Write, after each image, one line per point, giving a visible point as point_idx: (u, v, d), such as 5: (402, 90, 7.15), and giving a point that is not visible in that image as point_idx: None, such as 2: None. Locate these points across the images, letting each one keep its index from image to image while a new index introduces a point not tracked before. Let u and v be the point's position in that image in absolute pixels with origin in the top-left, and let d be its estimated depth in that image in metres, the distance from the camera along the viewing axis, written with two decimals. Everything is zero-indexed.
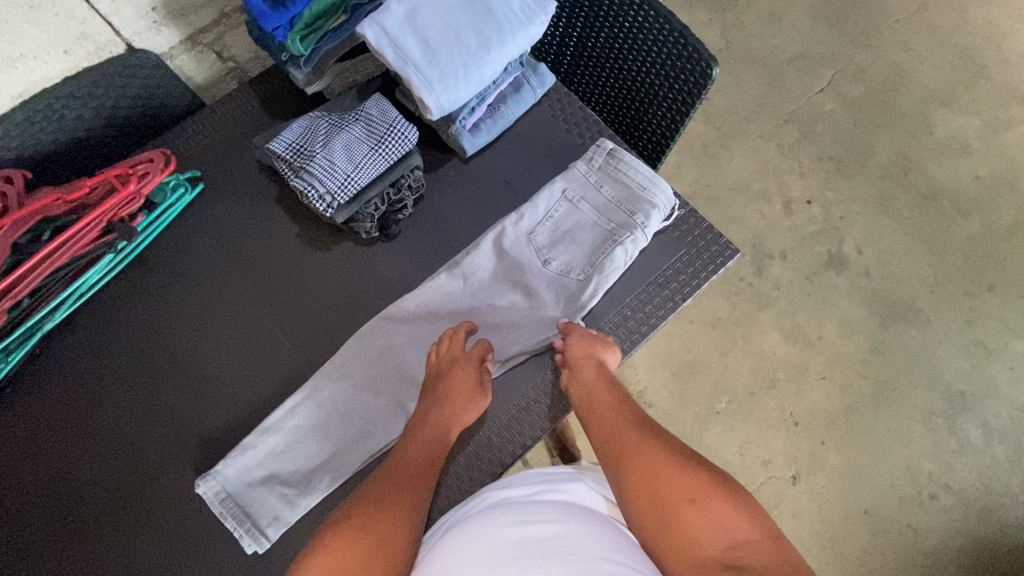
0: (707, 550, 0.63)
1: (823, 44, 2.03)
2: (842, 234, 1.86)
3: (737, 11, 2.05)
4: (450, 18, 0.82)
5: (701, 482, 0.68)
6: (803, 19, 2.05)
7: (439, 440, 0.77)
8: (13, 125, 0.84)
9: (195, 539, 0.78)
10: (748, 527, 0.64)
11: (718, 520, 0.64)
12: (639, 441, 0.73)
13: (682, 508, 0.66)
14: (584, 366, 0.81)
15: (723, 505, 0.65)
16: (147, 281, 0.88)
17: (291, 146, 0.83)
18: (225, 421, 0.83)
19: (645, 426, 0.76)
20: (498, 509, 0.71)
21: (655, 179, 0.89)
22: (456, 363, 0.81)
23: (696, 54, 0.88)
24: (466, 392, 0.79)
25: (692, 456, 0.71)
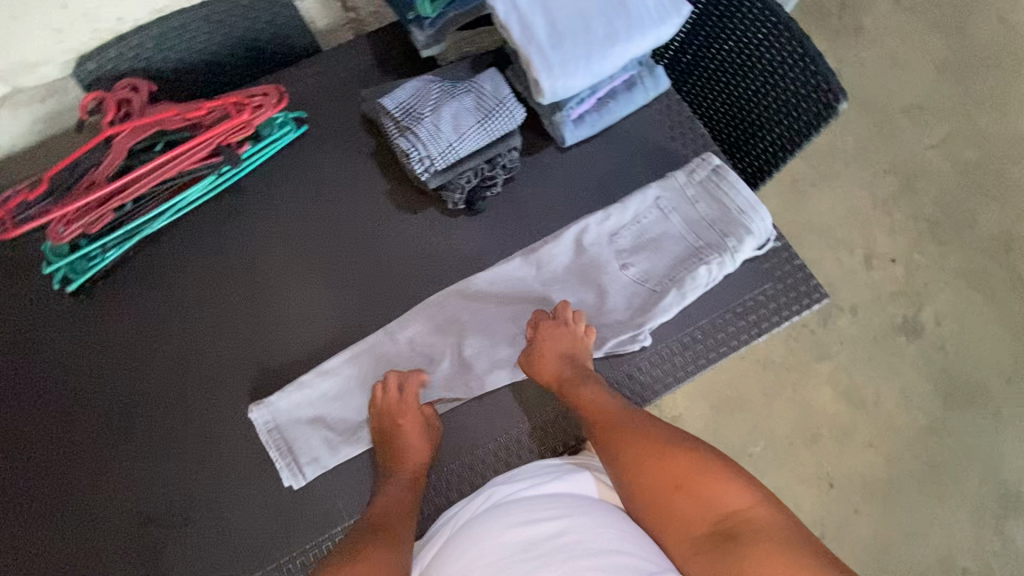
0: (699, 529, 0.69)
1: (944, 97, 1.90)
2: (922, 301, 1.75)
3: (857, 47, 1.94)
4: (582, 4, 0.80)
5: (688, 464, 0.72)
6: (927, 67, 1.92)
7: (410, 483, 0.77)
8: (147, 37, 0.89)
9: (239, 459, 0.80)
10: (733, 500, 0.70)
11: (705, 500, 0.70)
12: (623, 436, 0.75)
13: (671, 496, 0.71)
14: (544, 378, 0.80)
15: (710, 482, 0.71)
16: (237, 209, 0.91)
17: (402, 105, 0.83)
18: (286, 355, 0.85)
19: (626, 413, 0.78)
20: (501, 508, 0.71)
21: (757, 206, 0.85)
22: (393, 413, 0.80)
23: (825, 84, 0.86)
24: (414, 432, 0.78)
25: (675, 437, 0.76)
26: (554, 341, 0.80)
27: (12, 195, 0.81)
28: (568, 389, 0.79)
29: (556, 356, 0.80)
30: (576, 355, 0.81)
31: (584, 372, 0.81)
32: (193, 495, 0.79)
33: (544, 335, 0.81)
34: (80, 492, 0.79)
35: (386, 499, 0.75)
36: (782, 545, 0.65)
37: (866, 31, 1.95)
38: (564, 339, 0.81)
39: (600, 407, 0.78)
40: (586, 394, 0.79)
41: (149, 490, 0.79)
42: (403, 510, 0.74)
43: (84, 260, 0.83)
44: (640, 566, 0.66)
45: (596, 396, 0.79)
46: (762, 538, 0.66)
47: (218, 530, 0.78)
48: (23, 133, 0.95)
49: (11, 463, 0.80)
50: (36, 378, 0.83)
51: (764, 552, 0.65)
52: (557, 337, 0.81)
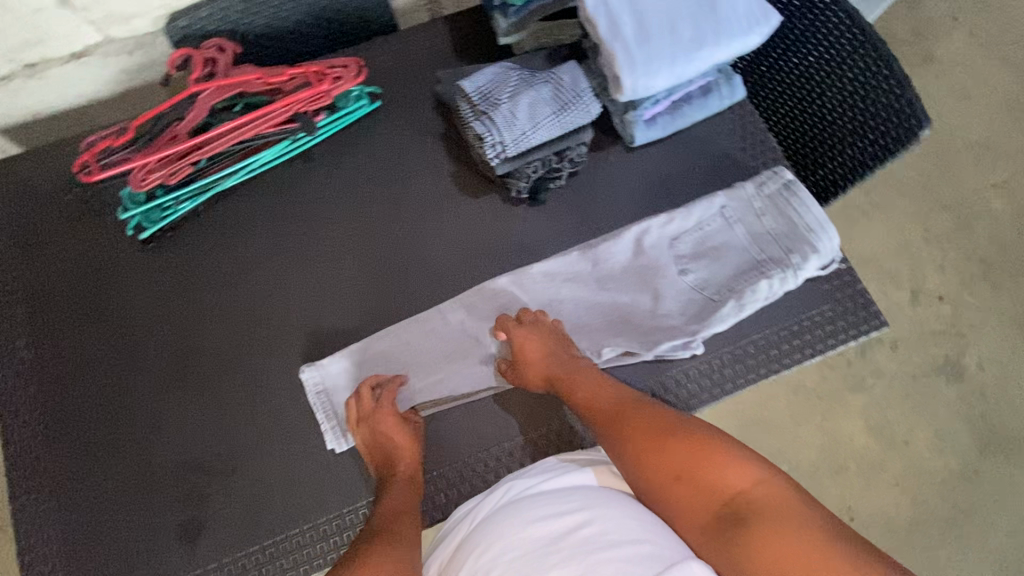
0: (706, 514, 0.66)
1: (1012, 137, 1.84)
2: (967, 343, 1.70)
3: (925, 77, 1.88)
4: (672, 5, 0.80)
5: (687, 449, 0.70)
6: (998, 104, 1.86)
7: (407, 483, 0.77)
8: (238, 3, 0.91)
9: (285, 420, 0.82)
10: (736, 482, 0.66)
11: (707, 485, 0.67)
12: (618, 428, 0.74)
13: (672, 484, 0.68)
14: (535, 381, 0.81)
15: (711, 466, 0.68)
16: (305, 176, 0.93)
17: (480, 89, 0.84)
18: (339, 324, 0.87)
19: (621, 404, 0.76)
20: (516, 504, 0.72)
21: (826, 224, 0.84)
22: (374, 417, 0.79)
23: (909, 110, 0.84)
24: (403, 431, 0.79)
25: (671, 422, 0.73)
26: (532, 345, 0.81)
27: (100, 141, 0.84)
28: (559, 386, 0.80)
29: (536, 357, 0.80)
30: (556, 351, 0.81)
31: (572, 365, 0.81)
32: (238, 447, 0.81)
33: (519, 338, 0.82)
34: (131, 431, 0.81)
35: (388, 502, 0.75)
36: (791, 527, 0.61)
37: (938, 61, 1.89)
38: (543, 337, 0.82)
39: (592, 398, 0.78)
40: (577, 388, 0.79)
41: (197, 437, 0.81)
42: (408, 510, 0.74)
43: (158, 210, 0.86)
44: (665, 555, 0.63)
45: (589, 387, 0.79)
46: (768, 521, 0.62)
47: (258, 485, 0.79)
48: (109, 81, 0.98)
49: (70, 396, 0.83)
50: (101, 317, 0.86)
51: (772, 534, 0.61)
52: (533, 338, 0.82)
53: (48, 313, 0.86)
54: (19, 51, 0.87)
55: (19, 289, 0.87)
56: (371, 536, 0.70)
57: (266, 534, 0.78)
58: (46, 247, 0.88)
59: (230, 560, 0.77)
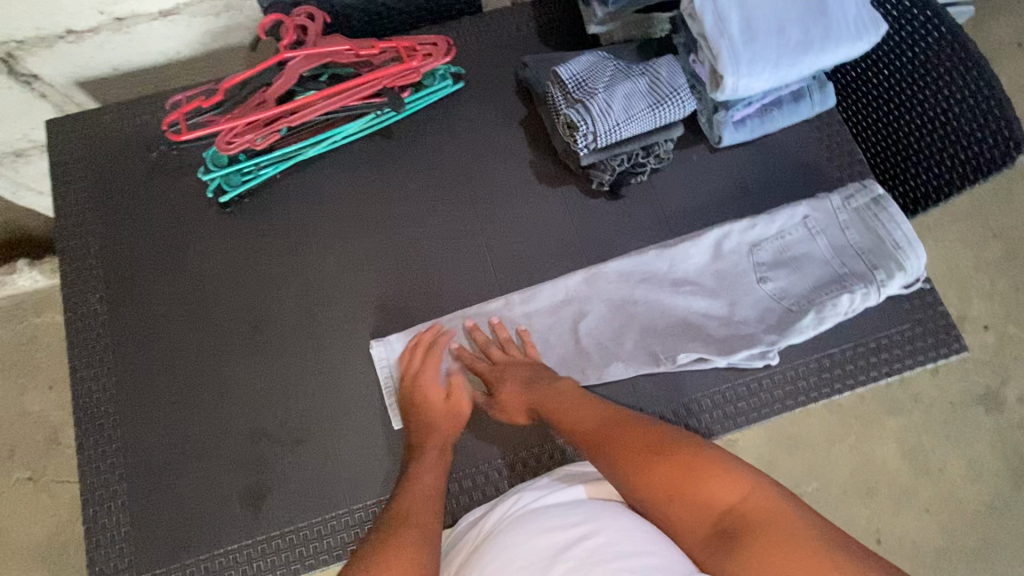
0: (701, 530, 0.64)
1: None
2: (1010, 375, 1.68)
3: None
4: (781, 6, 0.78)
5: (673, 464, 0.68)
6: None
7: (437, 463, 0.76)
8: None
9: (351, 396, 0.81)
10: (725, 494, 0.64)
11: (698, 500, 0.65)
12: (601, 448, 0.72)
13: (665, 499, 0.66)
14: (520, 418, 0.81)
15: (699, 480, 0.66)
16: (384, 153, 0.92)
17: (575, 76, 0.82)
18: (409, 303, 0.86)
19: (605, 423, 0.74)
20: (519, 517, 0.70)
21: (915, 242, 0.81)
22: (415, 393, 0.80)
23: (1005, 132, 0.81)
24: (445, 408, 0.80)
25: (659, 437, 0.71)
26: (503, 383, 0.80)
27: (188, 101, 0.84)
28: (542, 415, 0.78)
29: (512, 396, 0.80)
30: (530, 381, 0.80)
31: (549, 390, 0.79)
32: (303, 418, 0.80)
33: (491, 374, 0.81)
34: (197, 394, 0.81)
35: (415, 483, 0.73)
36: (786, 537, 0.59)
37: (1002, 84, 1.85)
38: (515, 369, 0.81)
39: (576, 426, 0.76)
40: (558, 413, 0.77)
41: (262, 405, 0.80)
42: (433, 491, 0.72)
43: (238, 174, 0.86)
44: (672, 568, 0.61)
45: (567, 411, 0.77)
46: (761, 533, 0.60)
47: (321, 458, 0.79)
48: (191, 43, 0.98)
49: (138, 355, 0.83)
50: (172, 278, 0.86)
51: (764, 547, 0.59)
52: (505, 374, 0.81)
53: (122, 270, 0.86)
54: (110, 4, 0.87)
55: (94, 244, 0.87)
56: (392, 520, 0.68)
57: (329, 507, 0.77)
58: (122, 203, 0.88)
59: (292, 529, 0.77)
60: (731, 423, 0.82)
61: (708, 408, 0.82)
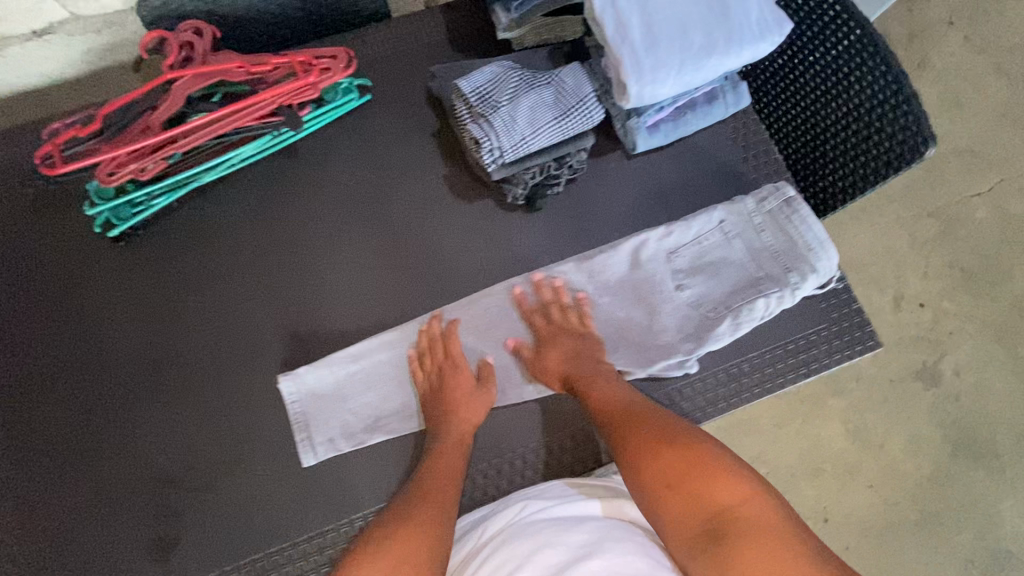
0: (692, 528, 0.63)
1: (999, 147, 1.85)
2: (946, 350, 1.74)
3: (920, 82, 1.87)
4: (683, 8, 0.76)
5: (682, 456, 0.67)
6: (987, 112, 1.87)
7: (461, 441, 0.76)
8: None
9: (264, 433, 0.78)
10: (724, 496, 0.63)
11: (697, 497, 0.64)
12: (620, 434, 0.72)
13: (664, 492, 0.65)
14: (554, 382, 0.81)
15: (702, 478, 0.65)
16: (293, 175, 0.88)
17: (478, 89, 0.79)
18: (324, 333, 0.83)
19: (631, 410, 0.74)
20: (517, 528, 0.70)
21: (826, 244, 0.81)
22: (445, 372, 0.79)
23: (914, 125, 0.82)
24: (466, 394, 0.78)
25: (673, 432, 0.70)
26: (551, 343, 0.82)
27: (64, 130, 0.78)
28: (576, 386, 0.79)
29: (555, 362, 0.81)
30: (578, 354, 0.81)
31: (594, 368, 0.80)
32: (213, 462, 0.77)
33: (546, 333, 0.83)
34: (99, 444, 0.77)
35: (438, 459, 0.74)
36: (774, 546, 0.58)
37: (933, 65, 1.88)
38: (567, 337, 0.82)
39: (604, 407, 0.75)
40: (595, 388, 0.77)
41: (169, 450, 0.77)
42: (456, 470, 0.73)
43: (128, 206, 0.80)
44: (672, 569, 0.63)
45: (599, 390, 0.77)
46: (751, 538, 0.59)
47: (234, 503, 0.75)
48: (76, 61, 0.91)
49: (31, 406, 0.77)
50: (66, 321, 0.80)
51: (750, 552, 0.58)
52: (556, 338, 0.82)
53: (8, 318, 0.80)
54: None
55: None
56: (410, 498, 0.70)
57: (244, 553, 0.74)
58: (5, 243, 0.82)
59: None
60: None
61: None
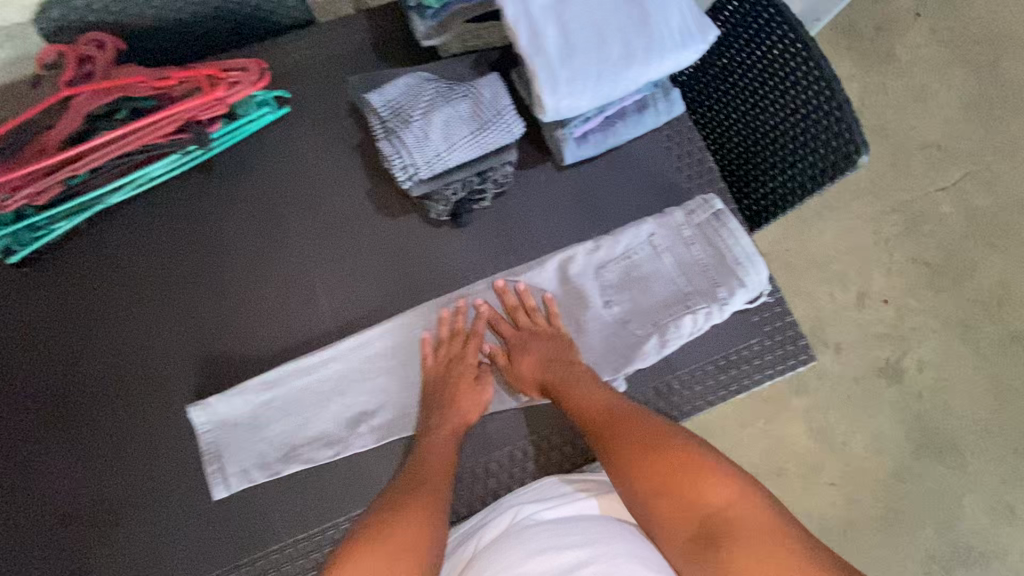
0: (686, 530, 0.64)
1: (966, 139, 1.82)
2: (908, 346, 1.73)
3: (885, 75, 1.84)
4: (600, 16, 0.73)
5: (672, 458, 0.67)
6: (954, 103, 1.83)
7: (452, 434, 0.75)
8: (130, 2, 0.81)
9: (178, 465, 0.76)
10: (714, 498, 0.64)
11: (690, 500, 0.65)
12: (608, 440, 0.71)
13: (657, 495, 0.66)
14: (529, 387, 0.79)
15: (692, 479, 0.66)
16: (208, 192, 0.85)
17: (390, 102, 0.75)
18: (241, 358, 0.80)
19: (617, 412, 0.73)
20: (513, 534, 0.67)
21: (754, 258, 0.80)
22: (454, 363, 0.79)
23: (847, 133, 0.79)
24: (465, 391, 0.78)
25: (661, 433, 0.70)
26: (518, 348, 0.80)
27: None
28: (556, 390, 0.77)
29: (527, 367, 0.79)
30: (550, 355, 0.79)
31: (566, 369, 0.78)
32: (126, 496, 0.75)
33: (515, 339, 0.80)
34: (10, 481, 0.75)
35: (428, 454, 0.73)
36: (768, 545, 0.59)
37: (898, 56, 1.85)
38: (537, 340, 0.80)
39: (586, 411, 0.74)
40: (572, 394, 0.76)
41: (81, 485, 0.75)
42: (446, 464, 0.73)
43: (27, 230, 0.77)
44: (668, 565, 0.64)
45: (580, 394, 0.75)
46: (744, 540, 0.60)
47: (148, 538, 0.74)
48: None
49: None
50: None
51: (745, 552, 0.60)
52: (523, 342, 0.80)
53: None
54: None
55: None
56: (405, 489, 0.68)
57: None
58: None
59: None
60: (583, 456, 0.81)
61: (559, 443, 0.81)
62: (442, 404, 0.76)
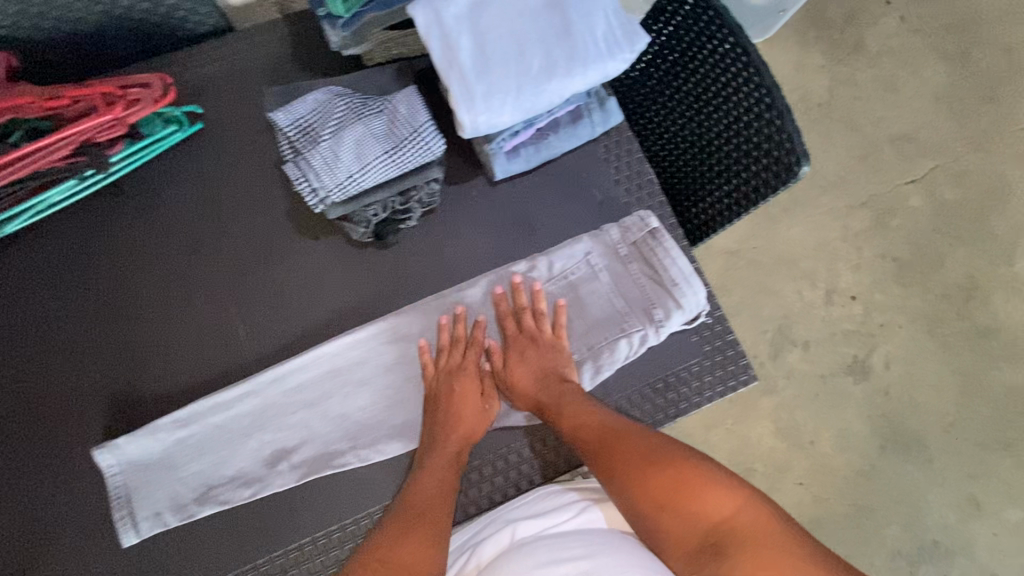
0: (691, 543, 0.61)
1: (941, 116, 1.61)
2: (875, 343, 1.56)
3: (862, 58, 1.64)
4: (518, 26, 0.69)
5: (670, 473, 0.64)
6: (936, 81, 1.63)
7: (452, 463, 0.72)
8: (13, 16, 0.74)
9: (87, 507, 0.73)
10: (718, 507, 0.61)
11: (692, 513, 0.62)
12: (604, 460, 0.68)
13: (658, 511, 0.63)
14: (520, 401, 0.77)
15: (694, 493, 0.62)
16: (115, 216, 0.80)
17: (298, 122, 0.72)
18: (155, 392, 0.76)
19: (610, 430, 0.69)
20: (515, 553, 0.66)
21: (691, 277, 0.77)
22: (456, 376, 0.76)
23: (789, 143, 0.75)
24: (473, 408, 0.76)
25: (656, 448, 0.67)
26: (517, 353, 0.78)
27: None
28: (545, 411, 0.74)
29: (521, 378, 0.77)
30: (545, 367, 0.76)
31: (560, 390, 0.74)
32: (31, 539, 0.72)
33: (515, 343, 0.78)
34: None
35: (427, 481, 0.71)
36: (776, 555, 0.56)
37: (878, 30, 1.65)
38: (534, 349, 0.77)
39: (579, 432, 0.70)
40: (561, 417, 0.72)
41: None
42: (446, 491, 0.70)
43: None
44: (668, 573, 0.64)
45: (572, 414, 0.72)
46: (751, 552, 0.57)
47: None
48: None
49: None
50: None
51: (754, 564, 0.56)
52: (523, 348, 0.78)
53: None
54: None
55: None
56: (407, 523, 0.67)
57: None
58: None
59: None
60: (516, 489, 0.76)
61: (491, 475, 0.76)
62: (449, 425, 0.74)
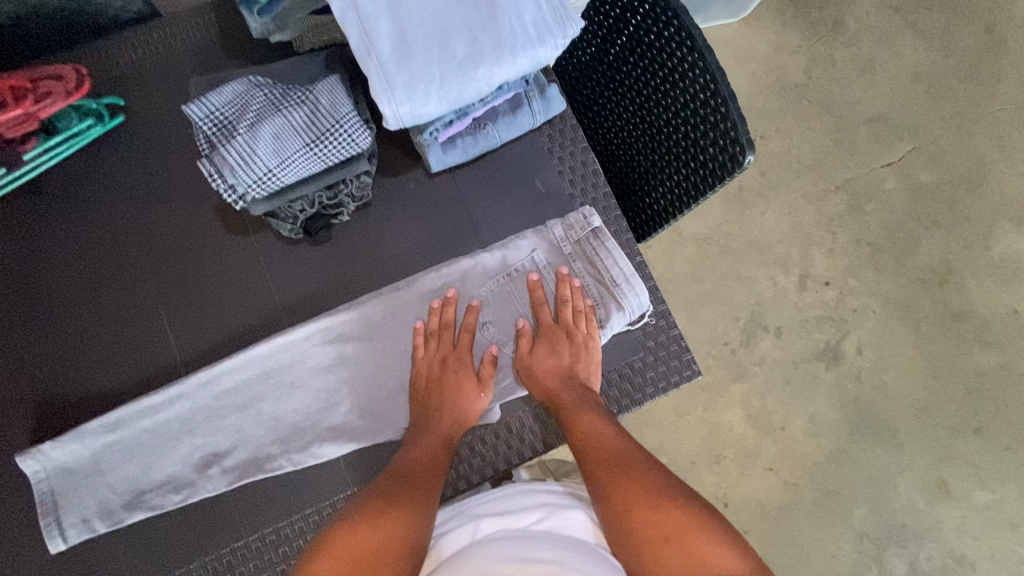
0: None
1: (922, 97, 1.57)
2: (848, 328, 1.50)
3: (841, 35, 1.58)
4: (440, 11, 0.65)
5: (678, 514, 0.61)
6: (917, 60, 1.58)
7: (443, 443, 0.71)
8: None
9: (11, 512, 0.71)
10: (725, 563, 0.57)
11: (694, 558, 0.58)
12: (608, 473, 0.66)
13: (658, 546, 0.59)
14: (535, 389, 0.75)
15: (703, 540, 0.58)
16: (34, 213, 0.76)
17: (214, 114, 0.70)
18: (80, 396, 0.74)
19: (625, 454, 0.68)
20: (480, 545, 0.62)
21: (633, 279, 0.77)
22: (451, 354, 0.75)
23: (733, 132, 0.71)
24: (470, 393, 0.73)
25: (666, 484, 0.64)
26: (547, 345, 0.75)
27: None
28: (564, 409, 0.72)
29: (548, 370, 0.74)
30: (573, 368, 0.74)
31: (579, 396, 0.73)
32: None
33: (549, 332, 0.76)
34: None
35: (416, 453, 0.69)
36: None
37: (859, 7, 1.60)
38: (566, 345, 0.75)
39: (591, 443, 0.69)
40: (574, 420, 0.71)
41: None
42: (429, 466, 0.68)
43: None
44: None
45: (588, 422, 0.70)
46: None
47: None
48: None
49: None
50: None
51: None
52: (556, 340, 0.75)
53: None
54: None
55: None
56: (393, 486, 0.65)
57: None
58: None
59: None
60: (455, 487, 0.75)
61: None
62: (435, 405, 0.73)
